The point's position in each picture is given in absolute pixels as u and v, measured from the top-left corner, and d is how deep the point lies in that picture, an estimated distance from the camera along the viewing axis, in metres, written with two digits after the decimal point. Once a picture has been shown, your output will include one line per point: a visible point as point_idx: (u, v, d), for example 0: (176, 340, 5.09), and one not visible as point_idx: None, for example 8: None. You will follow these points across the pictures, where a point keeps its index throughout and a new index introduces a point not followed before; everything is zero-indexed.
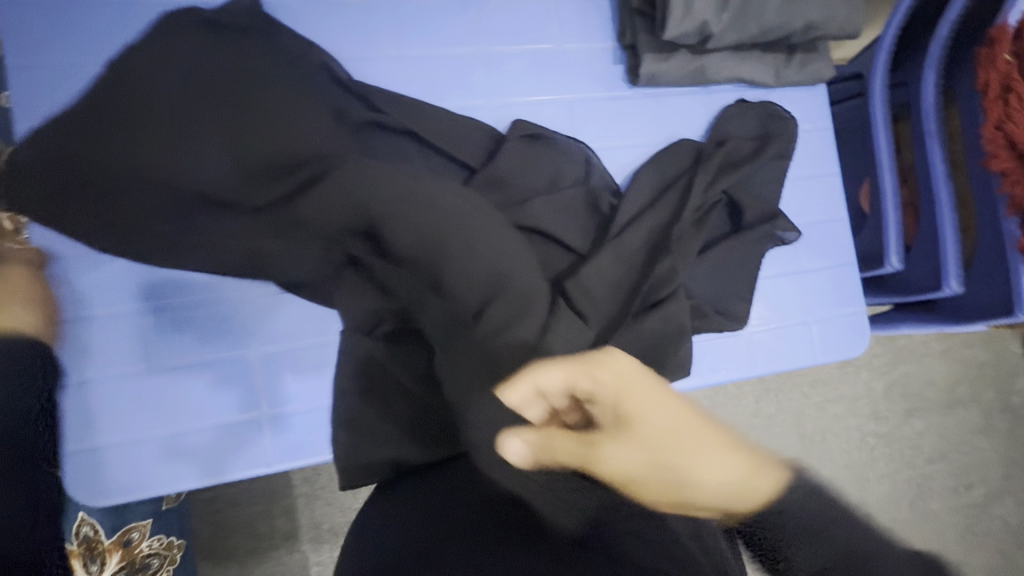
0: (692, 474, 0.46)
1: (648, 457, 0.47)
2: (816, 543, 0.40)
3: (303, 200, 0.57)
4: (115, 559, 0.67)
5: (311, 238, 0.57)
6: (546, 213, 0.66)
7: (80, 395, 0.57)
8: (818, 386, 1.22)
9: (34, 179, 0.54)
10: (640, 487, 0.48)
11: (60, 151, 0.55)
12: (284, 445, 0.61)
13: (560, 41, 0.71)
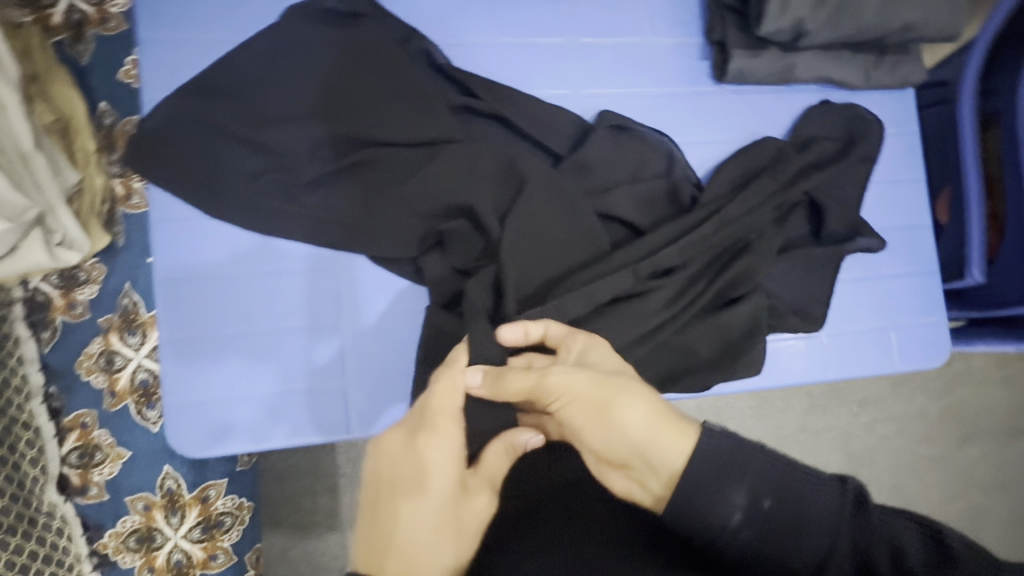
0: (611, 407, 0.45)
1: (594, 392, 0.46)
2: (723, 479, 0.40)
3: (404, 185, 0.62)
4: (194, 512, 0.72)
5: (410, 218, 0.62)
6: (630, 204, 0.67)
7: (183, 352, 0.60)
8: (869, 404, 1.18)
9: (162, 149, 0.59)
10: (578, 409, 0.46)
11: (192, 129, 0.60)
12: (367, 413, 0.62)
13: (649, 35, 0.72)
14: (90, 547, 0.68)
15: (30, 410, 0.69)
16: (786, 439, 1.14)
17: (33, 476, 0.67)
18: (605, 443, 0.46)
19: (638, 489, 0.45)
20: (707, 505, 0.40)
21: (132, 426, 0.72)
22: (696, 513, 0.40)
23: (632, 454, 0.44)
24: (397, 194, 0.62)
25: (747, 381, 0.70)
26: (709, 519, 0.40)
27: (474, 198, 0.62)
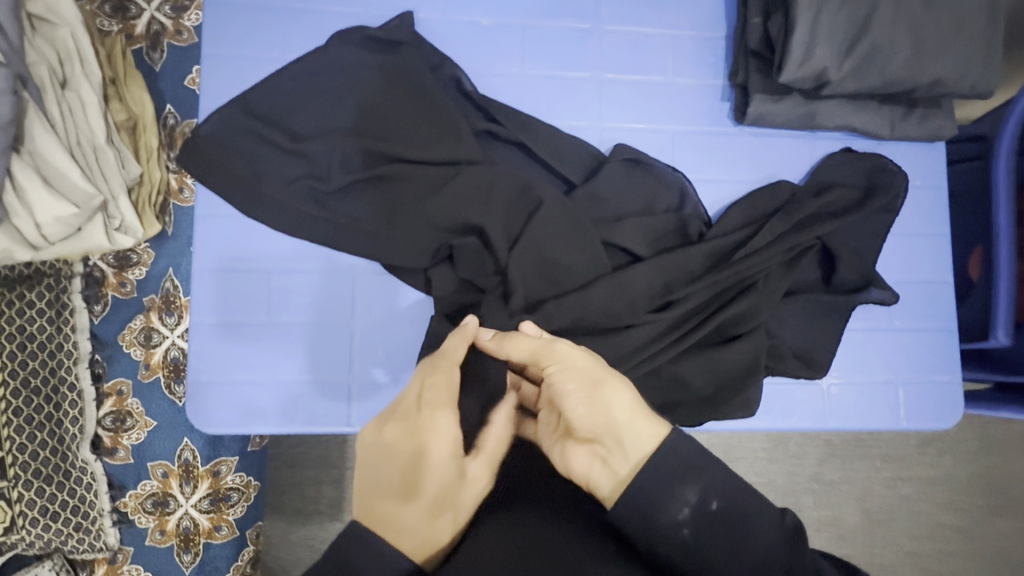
0: (607, 387, 0.50)
1: (592, 368, 0.51)
2: (682, 481, 0.44)
3: (422, 202, 0.66)
4: (205, 484, 0.78)
5: (425, 234, 0.66)
6: (637, 233, 0.68)
7: (209, 334, 0.66)
8: (890, 461, 1.13)
9: (210, 152, 0.66)
10: (575, 378, 0.50)
11: (241, 134, 0.66)
12: (368, 409, 0.67)
13: (672, 74, 0.74)
14: (113, 504, 0.76)
15: (76, 374, 0.76)
16: (797, 487, 1.11)
17: (72, 434, 0.75)
18: (586, 419, 0.50)
19: (600, 468, 0.48)
20: (661, 501, 0.44)
21: (161, 398, 0.78)
22: (651, 497, 0.44)
23: (608, 433, 0.48)
24: (415, 211, 0.66)
25: (742, 421, 0.70)
26: (662, 513, 0.43)
27: (486, 219, 0.66)
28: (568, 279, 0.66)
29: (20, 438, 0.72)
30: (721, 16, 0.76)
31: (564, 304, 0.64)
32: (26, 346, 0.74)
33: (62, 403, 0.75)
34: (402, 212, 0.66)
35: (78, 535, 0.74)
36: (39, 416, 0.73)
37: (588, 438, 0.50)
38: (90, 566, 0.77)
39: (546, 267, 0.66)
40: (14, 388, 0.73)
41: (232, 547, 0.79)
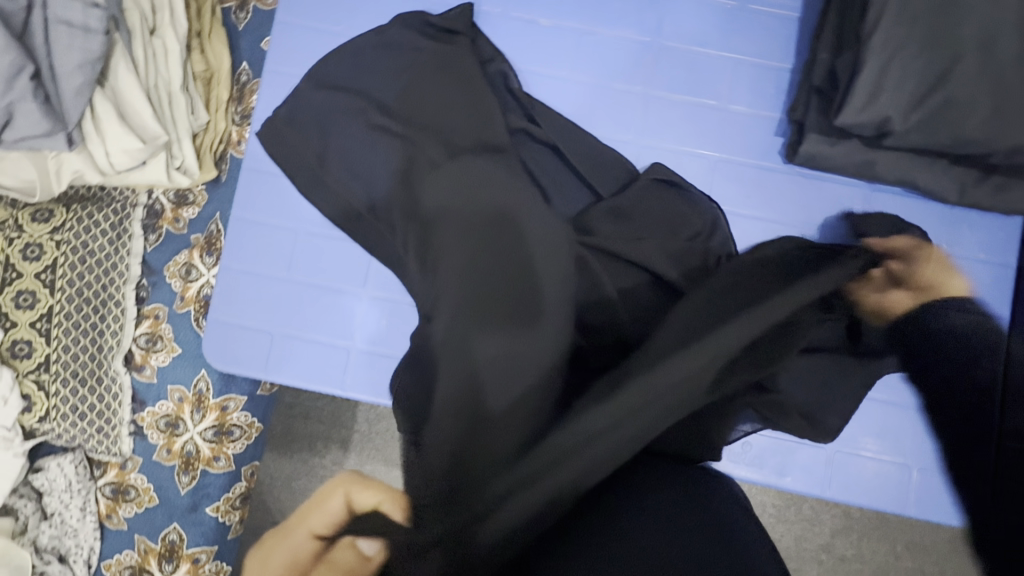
0: (955, 280, 0.68)
1: (941, 257, 0.69)
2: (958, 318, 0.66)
3: (428, 185, 0.66)
4: (212, 415, 0.84)
5: (422, 219, 0.65)
6: (653, 249, 0.65)
7: (235, 277, 0.71)
8: (921, 555, 1.01)
9: (278, 116, 0.70)
10: (934, 267, 0.68)
11: (300, 102, 0.71)
12: (361, 377, 0.69)
13: (727, 100, 0.72)
14: (133, 416, 0.84)
15: (123, 293, 0.84)
16: (802, 555, 1.02)
17: (109, 345, 0.83)
18: (931, 281, 0.67)
19: (921, 301, 0.66)
20: (959, 319, 0.66)
21: (188, 328, 0.85)
22: (956, 331, 0.66)
23: (937, 289, 0.67)
24: (420, 194, 0.66)
25: (736, 468, 0.67)
26: (941, 328, 0.66)
27: (490, 208, 0.64)
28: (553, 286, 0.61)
29: (65, 339, 0.81)
30: (791, 48, 0.72)
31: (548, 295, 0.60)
32: (86, 261, 0.83)
33: (107, 316, 0.83)
34: (415, 195, 0.66)
35: (98, 437, 0.83)
36: (85, 324, 0.82)
37: (922, 289, 0.66)
38: (104, 468, 0.85)
39: (526, 271, 0.61)
40: (69, 295, 0.82)
41: (225, 480, 0.85)
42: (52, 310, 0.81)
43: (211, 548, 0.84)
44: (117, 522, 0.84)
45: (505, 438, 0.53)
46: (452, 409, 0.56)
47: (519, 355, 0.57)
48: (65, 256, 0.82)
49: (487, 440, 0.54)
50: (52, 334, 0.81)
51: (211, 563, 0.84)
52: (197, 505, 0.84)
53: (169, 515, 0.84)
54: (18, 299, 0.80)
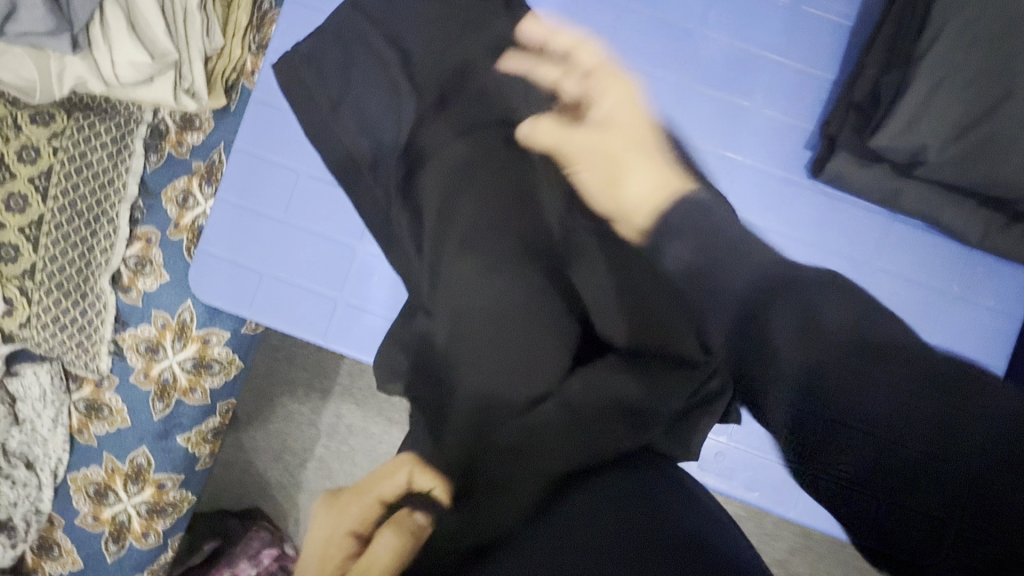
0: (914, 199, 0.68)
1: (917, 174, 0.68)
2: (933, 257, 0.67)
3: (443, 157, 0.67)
4: (193, 346, 0.83)
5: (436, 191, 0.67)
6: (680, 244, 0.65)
7: (228, 212, 0.69)
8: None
9: (295, 59, 0.68)
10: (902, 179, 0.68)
11: (318, 44, 0.68)
12: (345, 331, 0.68)
13: (761, 104, 0.69)
14: (114, 335, 0.84)
15: (117, 212, 0.82)
16: None
17: (98, 262, 0.82)
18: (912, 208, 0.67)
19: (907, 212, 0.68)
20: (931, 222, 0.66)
21: (180, 257, 0.83)
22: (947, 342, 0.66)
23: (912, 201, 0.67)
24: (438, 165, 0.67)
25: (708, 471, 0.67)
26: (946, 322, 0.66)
27: (506, 188, 0.66)
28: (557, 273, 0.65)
29: (54, 250, 0.80)
30: (836, 56, 0.69)
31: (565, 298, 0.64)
32: (82, 172, 0.80)
33: (98, 231, 0.82)
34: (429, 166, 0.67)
35: (76, 351, 0.82)
36: (75, 237, 0.81)
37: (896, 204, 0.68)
38: (80, 383, 0.84)
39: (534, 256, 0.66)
40: (61, 205, 0.80)
41: (200, 412, 0.85)
42: (42, 218, 0.79)
43: (177, 476, 0.85)
44: (87, 438, 0.84)
45: (514, 392, 0.65)
46: (462, 377, 0.65)
47: (535, 351, 0.64)
48: (61, 163, 0.80)
49: (500, 410, 0.65)
50: (40, 243, 0.79)
51: (176, 491, 0.86)
52: (168, 433, 0.84)
53: (140, 438, 0.83)
54: (9, 202, 0.78)
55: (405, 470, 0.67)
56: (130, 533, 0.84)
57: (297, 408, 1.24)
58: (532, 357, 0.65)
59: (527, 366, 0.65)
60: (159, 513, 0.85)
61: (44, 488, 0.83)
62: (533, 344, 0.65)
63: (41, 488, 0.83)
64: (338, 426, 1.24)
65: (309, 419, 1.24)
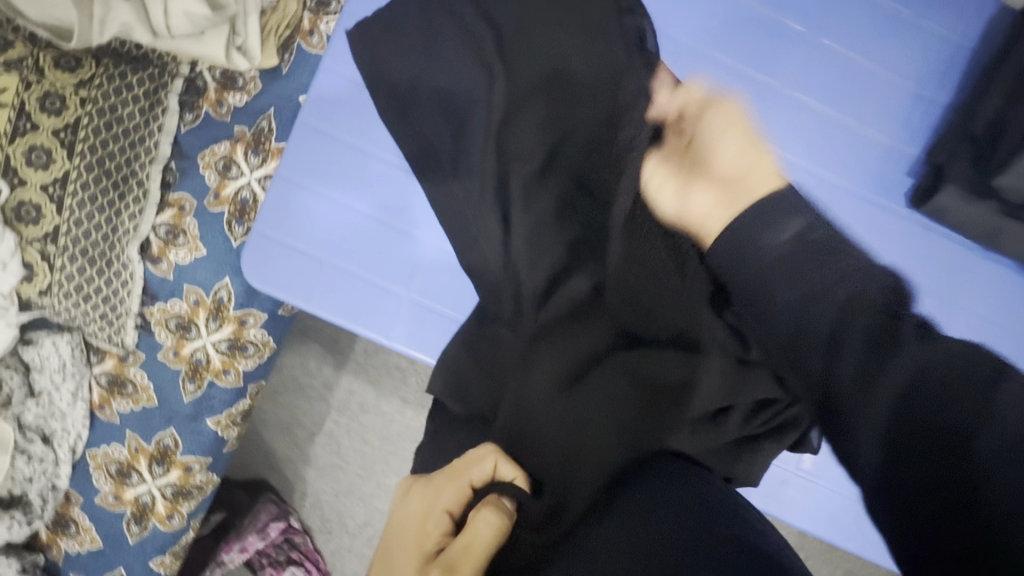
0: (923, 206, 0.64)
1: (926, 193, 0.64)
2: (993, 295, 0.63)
3: (523, 145, 0.63)
4: (229, 328, 0.78)
5: (516, 182, 0.63)
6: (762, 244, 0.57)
7: (285, 187, 0.63)
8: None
9: (376, 28, 0.62)
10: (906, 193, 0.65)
11: (404, 17, 0.63)
12: (407, 330, 0.64)
13: (870, 122, 0.65)
14: (140, 309, 0.77)
15: (148, 173, 0.75)
16: None
17: (125, 229, 0.74)
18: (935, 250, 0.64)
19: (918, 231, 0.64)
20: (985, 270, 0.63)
21: (217, 231, 0.77)
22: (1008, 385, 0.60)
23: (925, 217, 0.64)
24: (517, 157, 0.63)
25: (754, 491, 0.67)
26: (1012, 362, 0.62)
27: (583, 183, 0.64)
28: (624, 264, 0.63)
29: (78, 212, 0.72)
30: (949, 79, 0.65)
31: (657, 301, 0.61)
32: (111, 127, 0.72)
33: (127, 194, 0.74)
34: (511, 160, 0.63)
35: (100, 323, 0.76)
36: (102, 199, 0.73)
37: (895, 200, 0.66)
38: (102, 356, 0.79)
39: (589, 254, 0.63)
40: (89, 163, 0.72)
41: (231, 395, 0.80)
42: (67, 176, 0.71)
43: (205, 460, 0.81)
44: (109, 415, 0.79)
45: (550, 388, 0.59)
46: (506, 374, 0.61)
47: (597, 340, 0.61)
48: (90, 117, 0.72)
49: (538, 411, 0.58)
50: (64, 204, 0.72)
51: (203, 474, 0.82)
52: (198, 416, 0.79)
53: (168, 419, 0.79)
54: (30, 155, 0.70)
55: (491, 457, 0.52)
56: (153, 514, 0.81)
57: (309, 382, 1.19)
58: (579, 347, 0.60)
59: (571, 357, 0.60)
60: (184, 496, 0.81)
61: (61, 465, 0.78)
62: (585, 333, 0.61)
63: (57, 464, 0.79)
64: (350, 403, 1.19)
65: (321, 394, 1.19)
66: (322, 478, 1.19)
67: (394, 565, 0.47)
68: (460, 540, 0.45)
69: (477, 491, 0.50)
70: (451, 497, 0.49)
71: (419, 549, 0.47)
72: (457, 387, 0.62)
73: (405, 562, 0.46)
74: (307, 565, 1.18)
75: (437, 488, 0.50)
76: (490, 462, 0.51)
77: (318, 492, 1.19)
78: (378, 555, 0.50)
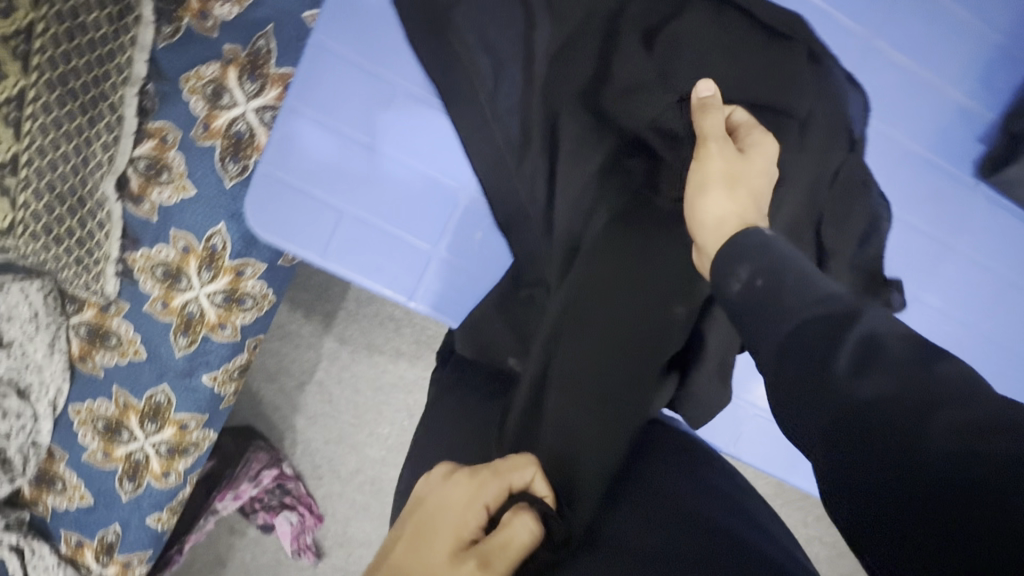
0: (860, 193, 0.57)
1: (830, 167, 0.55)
2: (849, 185, 0.57)
3: (579, 74, 0.55)
4: (224, 280, 0.70)
5: (575, 112, 0.54)
6: (803, 184, 0.54)
7: (298, 124, 0.57)
8: (821, 523, 1.17)
9: None
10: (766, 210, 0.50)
11: None
12: (437, 289, 0.60)
13: (947, 83, 0.64)
14: (121, 254, 0.69)
15: (122, 97, 0.64)
16: None
17: (98, 162, 0.64)
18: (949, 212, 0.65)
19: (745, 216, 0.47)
20: (830, 153, 0.55)
21: (208, 168, 0.68)
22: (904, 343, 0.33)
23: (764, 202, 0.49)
24: (572, 82, 0.55)
25: (769, 460, 0.67)
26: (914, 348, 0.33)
27: (653, 120, 0.53)
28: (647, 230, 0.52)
29: (41, 140, 0.60)
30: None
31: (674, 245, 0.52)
32: (73, 37, 0.60)
33: (97, 120, 0.63)
34: (565, 91, 0.55)
35: (75, 269, 0.67)
36: (68, 125, 0.61)
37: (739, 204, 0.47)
38: (79, 305, 0.71)
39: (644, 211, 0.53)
40: (48, 80, 0.59)
41: (228, 350, 0.73)
42: (24, 96, 0.59)
43: (201, 417, 0.76)
44: (92, 367, 0.73)
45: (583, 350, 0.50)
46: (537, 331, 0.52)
47: (633, 306, 0.50)
48: (46, 22, 0.58)
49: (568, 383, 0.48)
50: (22, 129, 0.59)
51: (199, 431, 0.77)
52: (193, 371, 0.73)
53: (160, 374, 0.73)
54: None
55: (529, 468, 0.39)
56: (147, 471, 0.76)
57: (297, 329, 1.12)
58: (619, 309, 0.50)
59: (610, 323, 0.50)
60: (181, 454, 0.76)
61: (42, 420, 0.72)
62: (625, 292, 0.50)
63: (37, 420, 0.72)
64: (342, 351, 1.12)
65: (310, 341, 1.12)
66: (313, 426, 1.14)
67: (424, 549, 0.36)
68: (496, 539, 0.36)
69: (518, 497, 0.38)
70: (478, 498, 0.37)
71: (452, 532, 0.36)
72: (472, 348, 0.58)
73: (437, 546, 0.35)
74: (301, 510, 1.11)
75: (482, 479, 0.38)
76: (523, 475, 0.39)
77: (309, 440, 1.14)
78: (401, 529, 0.38)
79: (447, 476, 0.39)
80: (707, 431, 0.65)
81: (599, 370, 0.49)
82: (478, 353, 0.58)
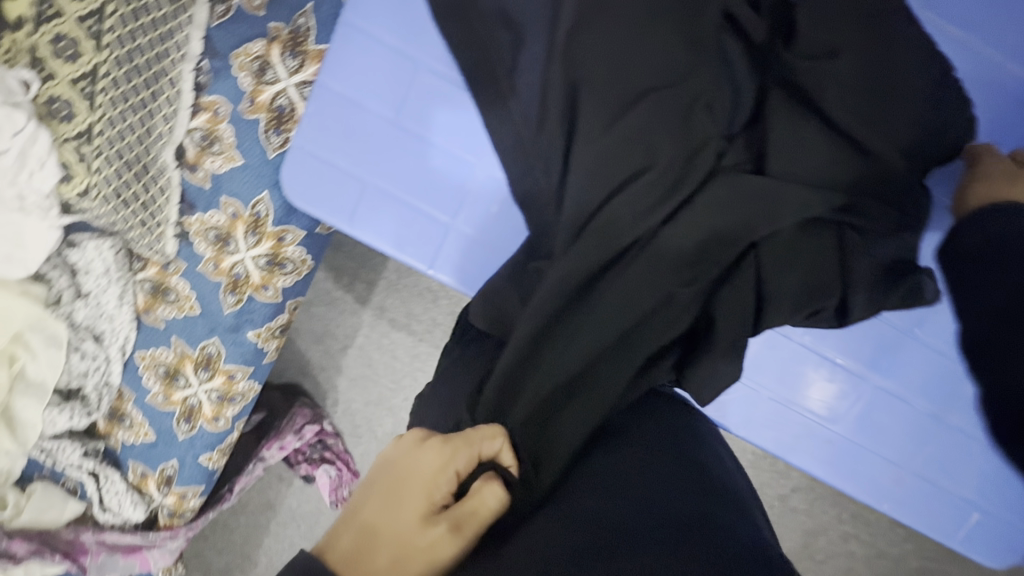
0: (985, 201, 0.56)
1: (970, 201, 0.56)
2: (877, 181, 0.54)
3: (596, 39, 0.53)
4: (267, 244, 0.76)
5: (593, 77, 0.54)
6: (816, 163, 0.53)
7: (327, 97, 0.60)
8: (858, 522, 1.14)
9: None
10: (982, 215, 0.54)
11: None
12: (455, 258, 0.62)
13: (1002, 61, 0.60)
14: (179, 218, 0.75)
15: (179, 71, 0.70)
16: (763, 497, 1.13)
17: (161, 132, 0.71)
18: None
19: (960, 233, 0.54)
20: (862, 133, 0.52)
21: (254, 139, 0.73)
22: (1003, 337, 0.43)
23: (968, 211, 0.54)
24: (590, 47, 0.54)
25: (781, 442, 0.65)
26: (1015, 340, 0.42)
27: (668, 89, 0.53)
28: (656, 210, 0.53)
29: (110, 111, 0.70)
30: None
31: (689, 228, 0.53)
32: (138, 17, 0.69)
33: (158, 95, 0.70)
34: (584, 57, 0.54)
35: (140, 230, 0.75)
36: (133, 98, 0.70)
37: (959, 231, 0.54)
38: (144, 263, 0.78)
39: (656, 191, 0.53)
40: (117, 57, 0.69)
41: (271, 310, 0.80)
42: (97, 72, 0.68)
43: (246, 368, 0.83)
44: (154, 320, 0.80)
45: (584, 331, 0.54)
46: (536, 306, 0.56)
47: (634, 284, 0.54)
48: (115, 4, 0.68)
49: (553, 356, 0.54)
50: (96, 101, 0.69)
51: (245, 382, 0.84)
52: (239, 327, 0.80)
53: (211, 328, 0.80)
54: (55, 43, 0.67)
55: (497, 440, 0.46)
56: (200, 415, 0.84)
57: (341, 296, 1.19)
58: (614, 291, 0.54)
59: (605, 313, 0.54)
60: (229, 401, 0.84)
61: (113, 362, 0.81)
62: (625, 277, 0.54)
63: (109, 362, 0.81)
64: (381, 318, 1.18)
65: (353, 308, 1.19)
66: (353, 388, 1.21)
67: (398, 508, 0.42)
68: (466, 505, 0.42)
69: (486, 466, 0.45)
70: (448, 466, 0.43)
71: (424, 498, 0.42)
72: (483, 314, 0.60)
73: (409, 507, 0.42)
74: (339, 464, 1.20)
75: (454, 448, 0.44)
76: (489, 447, 0.46)
77: (348, 401, 1.22)
78: (372, 491, 0.44)
79: (419, 446, 0.45)
80: (715, 411, 0.65)
81: (591, 349, 0.54)
82: (495, 321, 0.59)
